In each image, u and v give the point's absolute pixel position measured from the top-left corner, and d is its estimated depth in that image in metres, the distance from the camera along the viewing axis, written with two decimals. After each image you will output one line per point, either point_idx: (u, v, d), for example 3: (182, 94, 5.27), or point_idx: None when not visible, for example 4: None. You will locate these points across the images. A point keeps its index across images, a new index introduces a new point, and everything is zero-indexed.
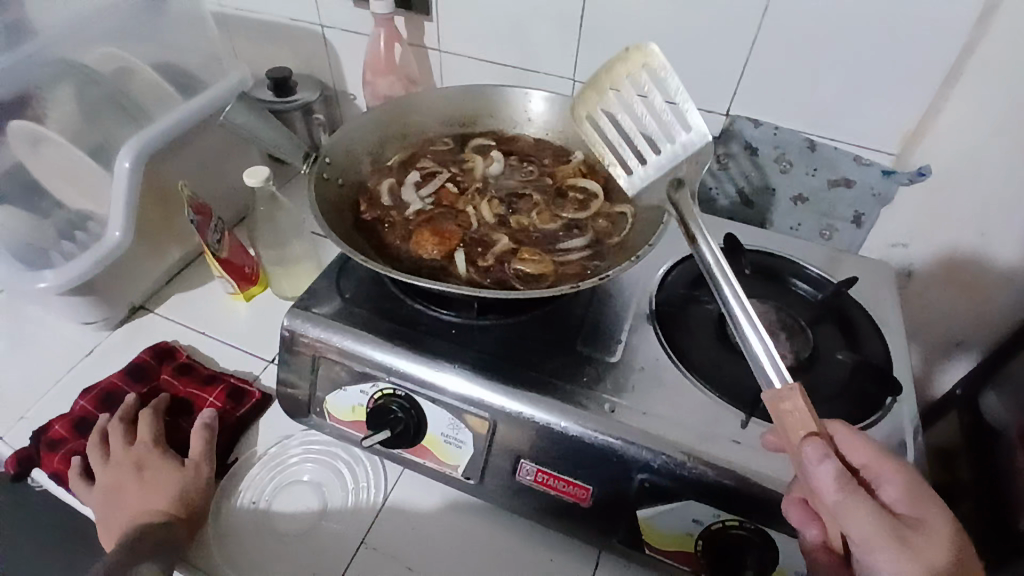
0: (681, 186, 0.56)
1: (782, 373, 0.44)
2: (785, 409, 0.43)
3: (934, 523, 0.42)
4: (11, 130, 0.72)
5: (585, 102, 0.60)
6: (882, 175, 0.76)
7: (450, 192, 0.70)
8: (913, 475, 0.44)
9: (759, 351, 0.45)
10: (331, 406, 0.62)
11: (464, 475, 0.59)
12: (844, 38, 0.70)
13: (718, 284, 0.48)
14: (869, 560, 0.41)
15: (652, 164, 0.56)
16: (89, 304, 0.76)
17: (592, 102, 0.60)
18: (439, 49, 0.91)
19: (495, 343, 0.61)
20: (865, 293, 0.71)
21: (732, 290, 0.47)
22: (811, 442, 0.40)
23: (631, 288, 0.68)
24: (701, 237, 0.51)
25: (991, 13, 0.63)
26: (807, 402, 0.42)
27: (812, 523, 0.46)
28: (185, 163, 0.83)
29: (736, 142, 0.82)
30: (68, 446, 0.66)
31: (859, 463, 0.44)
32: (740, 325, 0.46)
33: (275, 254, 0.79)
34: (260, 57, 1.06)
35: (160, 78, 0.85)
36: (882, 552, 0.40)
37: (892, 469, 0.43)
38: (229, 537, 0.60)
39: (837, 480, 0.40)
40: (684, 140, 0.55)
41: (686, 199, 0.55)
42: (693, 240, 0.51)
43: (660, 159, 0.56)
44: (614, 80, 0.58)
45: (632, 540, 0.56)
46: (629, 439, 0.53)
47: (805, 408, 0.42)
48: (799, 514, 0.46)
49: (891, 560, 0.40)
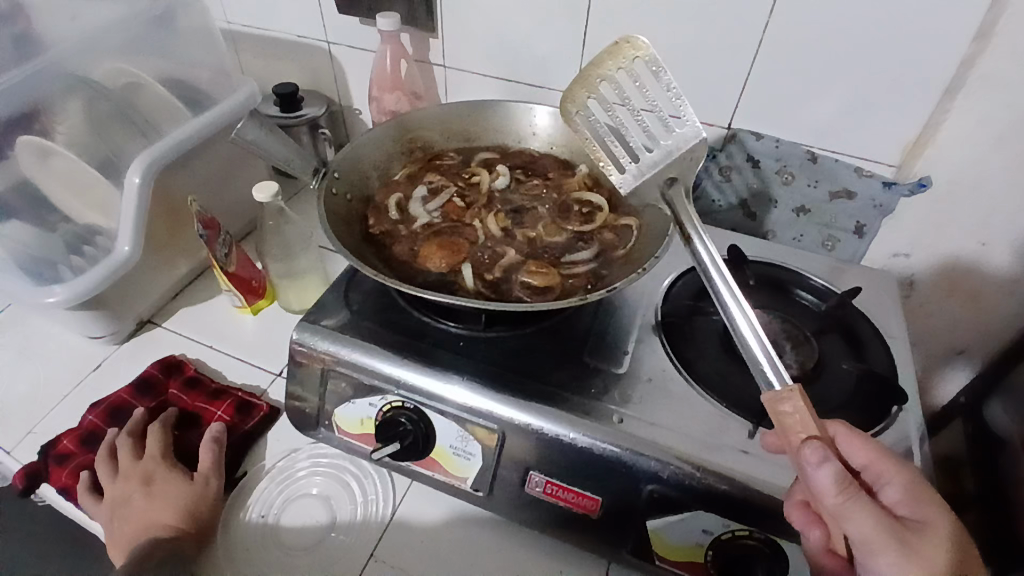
0: (674, 184, 0.57)
1: (781, 374, 0.44)
2: (784, 411, 0.42)
3: (936, 523, 0.42)
4: (21, 144, 0.75)
5: (574, 97, 0.61)
6: (883, 187, 0.77)
7: (457, 206, 0.71)
8: (914, 476, 0.44)
9: (759, 354, 0.45)
10: (339, 418, 0.63)
11: (472, 486, 0.60)
12: (844, 52, 0.71)
13: (719, 291, 0.47)
14: (871, 562, 0.41)
15: (646, 159, 0.58)
16: (97, 319, 0.76)
17: (581, 97, 0.61)
18: (444, 64, 0.92)
19: (503, 355, 0.61)
20: (868, 303, 0.72)
21: (737, 300, 0.47)
22: (811, 445, 0.40)
23: (636, 300, 0.69)
24: (696, 236, 0.51)
25: (991, 28, 0.64)
26: (806, 402, 0.42)
27: (814, 525, 0.46)
28: (193, 178, 0.83)
29: (737, 154, 0.83)
30: (77, 460, 0.66)
31: (860, 465, 0.44)
32: (745, 338, 0.46)
33: (283, 267, 0.80)
34: (267, 73, 1.08)
35: (170, 94, 0.86)
36: (885, 554, 0.40)
37: (894, 470, 0.44)
38: (238, 552, 0.60)
39: (837, 483, 0.40)
40: (676, 136, 0.57)
41: (680, 195, 0.56)
42: (688, 240, 0.51)
43: (653, 155, 0.58)
44: (603, 73, 0.60)
45: (642, 552, 0.55)
46: (638, 450, 0.53)
47: (804, 409, 0.42)
48: (801, 516, 0.47)
49: (893, 563, 0.40)
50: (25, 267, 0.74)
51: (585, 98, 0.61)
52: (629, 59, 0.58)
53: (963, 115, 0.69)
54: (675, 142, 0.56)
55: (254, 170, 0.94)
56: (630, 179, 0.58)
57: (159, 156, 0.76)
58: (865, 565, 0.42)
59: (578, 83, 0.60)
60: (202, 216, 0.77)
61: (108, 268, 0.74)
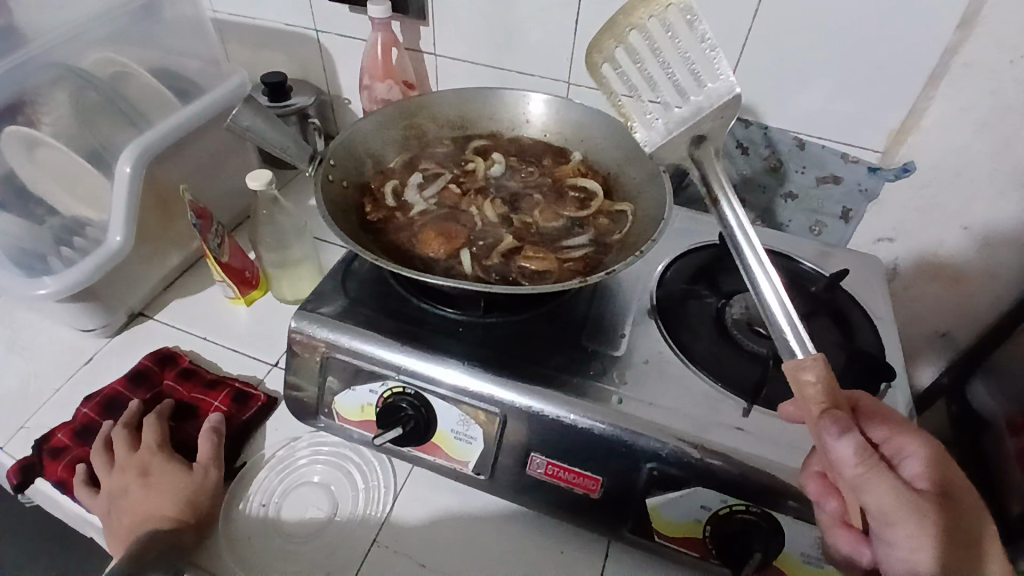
0: (702, 142, 0.58)
1: (805, 343, 0.46)
2: (806, 379, 0.44)
3: (956, 497, 0.44)
4: (6, 134, 0.74)
5: (603, 46, 0.62)
6: (869, 172, 0.79)
7: (452, 192, 0.72)
8: (936, 450, 0.45)
9: (784, 322, 0.48)
10: (339, 406, 0.63)
11: (474, 470, 0.60)
12: (831, 39, 0.73)
13: (752, 269, 0.50)
14: (887, 534, 0.43)
15: (674, 112, 0.59)
16: (88, 311, 0.75)
17: (610, 46, 0.62)
18: (435, 53, 0.92)
19: (501, 340, 0.62)
20: (856, 286, 0.74)
21: (765, 277, 0.49)
22: (831, 416, 0.42)
23: (632, 285, 0.70)
24: (724, 199, 0.54)
25: (974, 17, 0.65)
26: (828, 371, 0.44)
27: (830, 496, 0.48)
28: (183, 168, 0.83)
29: (727, 141, 0.85)
30: (72, 453, 0.65)
31: (880, 438, 0.47)
32: (771, 310, 0.48)
33: (277, 256, 0.79)
34: (255, 63, 1.07)
35: (157, 84, 0.85)
36: (901, 527, 0.42)
37: (915, 444, 0.46)
38: (239, 540, 0.60)
39: (856, 452, 0.41)
40: (708, 89, 0.57)
41: (708, 156, 0.58)
42: (716, 203, 0.54)
43: (682, 107, 0.58)
44: (632, 22, 0.60)
45: (642, 529, 0.57)
46: (637, 430, 0.54)
47: (826, 378, 0.43)
48: (818, 488, 0.49)
49: (909, 535, 0.42)
50: (17, 261, 0.74)
51: (614, 48, 0.62)
52: (662, 8, 0.60)
53: (945, 102, 0.71)
54: (705, 98, 0.57)
55: (243, 160, 0.93)
56: (655, 137, 0.59)
57: (149, 145, 0.75)
58: (881, 536, 0.44)
59: (608, 33, 0.61)
60: (194, 206, 0.77)
61: (99, 259, 0.73)
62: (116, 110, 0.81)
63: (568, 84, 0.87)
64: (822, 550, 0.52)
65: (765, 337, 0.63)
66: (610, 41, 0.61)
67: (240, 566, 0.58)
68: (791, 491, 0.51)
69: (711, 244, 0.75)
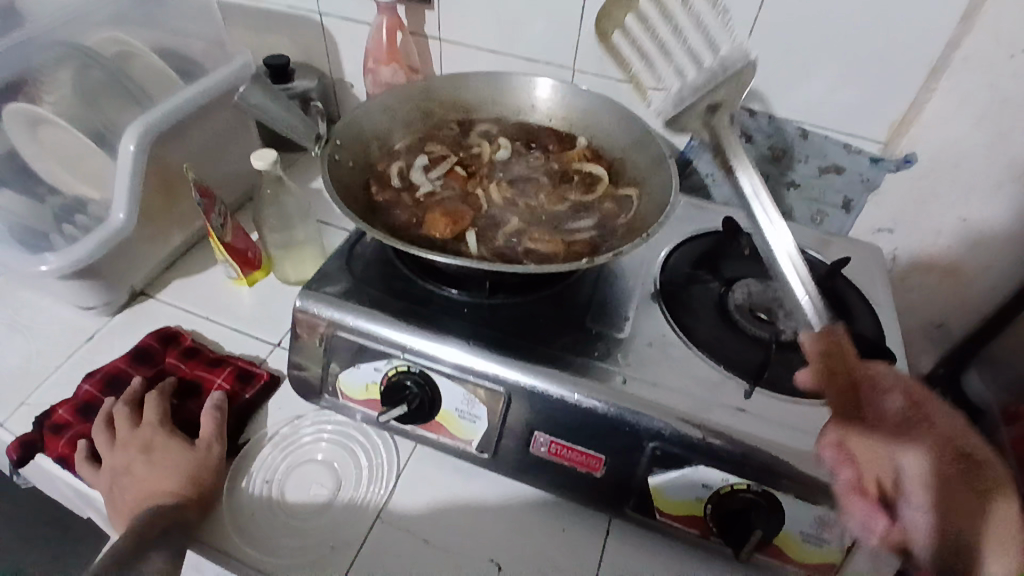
0: (717, 111, 0.62)
1: (819, 313, 0.53)
2: (833, 339, 0.51)
3: (984, 466, 0.46)
4: (8, 114, 0.75)
5: (611, 21, 0.74)
6: (871, 163, 0.80)
7: (459, 174, 0.72)
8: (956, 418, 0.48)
9: (802, 294, 0.54)
10: (343, 384, 0.63)
11: (477, 449, 0.61)
12: (835, 30, 0.73)
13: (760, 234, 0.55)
14: (908, 499, 0.48)
15: (696, 72, 0.69)
16: (90, 289, 0.75)
17: (617, 19, 0.74)
18: (440, 38, 0.92)
19: (506, 321, 0.62)
20: (856, 273, 0.74)
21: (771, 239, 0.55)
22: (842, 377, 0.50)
23: (635, 269, 0.70)
24: (743, 167, 0.57)
25: (977, 10, 0.66)
26: (840, 338, 0.51)
27: (846, 465, 0.49)
28: (188, 147, 0.82)
29: (731, 130, 0.85)
30: (73, 430, 0.65)
31: (907, 402, 0.49)
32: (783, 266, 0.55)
33: (281, 237, 0.80)
34: (258, 46, 1.06)
35: (163, 65, 0.85)
36: (919, 492, 0.47)
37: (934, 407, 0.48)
38: (242, 516, 0.60)
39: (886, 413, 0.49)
40: (724, 56, 0.66)
41: (724, 125, 0.60)
42: (732, 170, 0.57)
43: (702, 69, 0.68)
44: None
45: (644, 507, 0.57)
46: (640, 409, 0.55)
47: (837, 342, 0.50)
48: (835, 456, 0.49)
49: (925, 502, 0.46)
50: (19, 238, 0.73)
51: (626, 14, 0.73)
52: None
53: (945, 95, 0.71)
54: (722, 61, 0.65)
55: (246, 142, 0.93)
56: (672, 108, 0.64)
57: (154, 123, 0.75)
58: (902, 500, 0.48)
59: (615, 7, 0.74)
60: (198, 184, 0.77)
61: (103, 237, 0.73)
62: (120, 90, 0.81)
63: (574, 70, 0.87)
64: (821, 529, 0.53)
65: (766, 322, 0.64)
66: (620, 12, 0.73)
67: (245, 541, 0.58)
68: (792, 470, 0.52)
69: (714, 231, 0.75)
